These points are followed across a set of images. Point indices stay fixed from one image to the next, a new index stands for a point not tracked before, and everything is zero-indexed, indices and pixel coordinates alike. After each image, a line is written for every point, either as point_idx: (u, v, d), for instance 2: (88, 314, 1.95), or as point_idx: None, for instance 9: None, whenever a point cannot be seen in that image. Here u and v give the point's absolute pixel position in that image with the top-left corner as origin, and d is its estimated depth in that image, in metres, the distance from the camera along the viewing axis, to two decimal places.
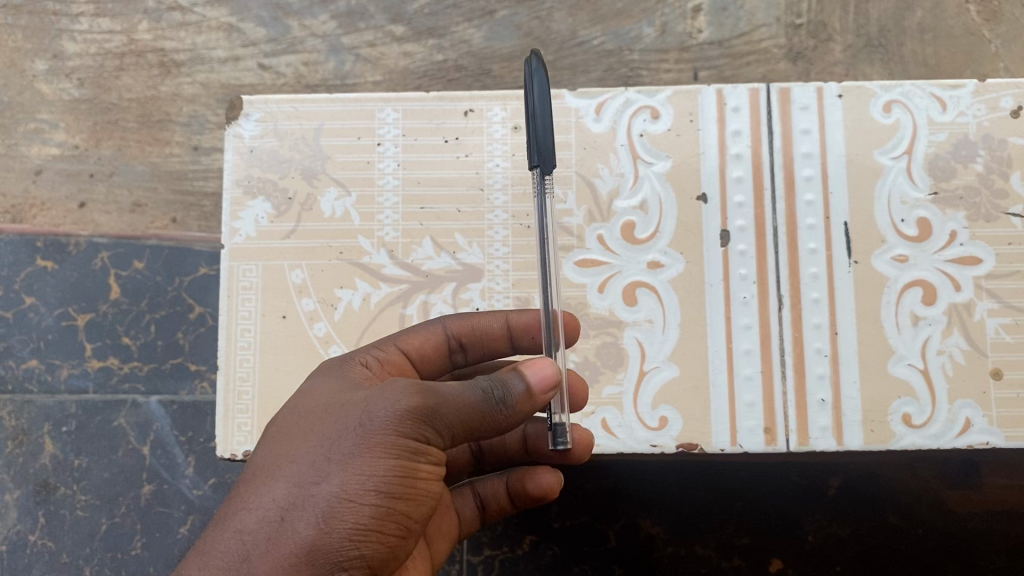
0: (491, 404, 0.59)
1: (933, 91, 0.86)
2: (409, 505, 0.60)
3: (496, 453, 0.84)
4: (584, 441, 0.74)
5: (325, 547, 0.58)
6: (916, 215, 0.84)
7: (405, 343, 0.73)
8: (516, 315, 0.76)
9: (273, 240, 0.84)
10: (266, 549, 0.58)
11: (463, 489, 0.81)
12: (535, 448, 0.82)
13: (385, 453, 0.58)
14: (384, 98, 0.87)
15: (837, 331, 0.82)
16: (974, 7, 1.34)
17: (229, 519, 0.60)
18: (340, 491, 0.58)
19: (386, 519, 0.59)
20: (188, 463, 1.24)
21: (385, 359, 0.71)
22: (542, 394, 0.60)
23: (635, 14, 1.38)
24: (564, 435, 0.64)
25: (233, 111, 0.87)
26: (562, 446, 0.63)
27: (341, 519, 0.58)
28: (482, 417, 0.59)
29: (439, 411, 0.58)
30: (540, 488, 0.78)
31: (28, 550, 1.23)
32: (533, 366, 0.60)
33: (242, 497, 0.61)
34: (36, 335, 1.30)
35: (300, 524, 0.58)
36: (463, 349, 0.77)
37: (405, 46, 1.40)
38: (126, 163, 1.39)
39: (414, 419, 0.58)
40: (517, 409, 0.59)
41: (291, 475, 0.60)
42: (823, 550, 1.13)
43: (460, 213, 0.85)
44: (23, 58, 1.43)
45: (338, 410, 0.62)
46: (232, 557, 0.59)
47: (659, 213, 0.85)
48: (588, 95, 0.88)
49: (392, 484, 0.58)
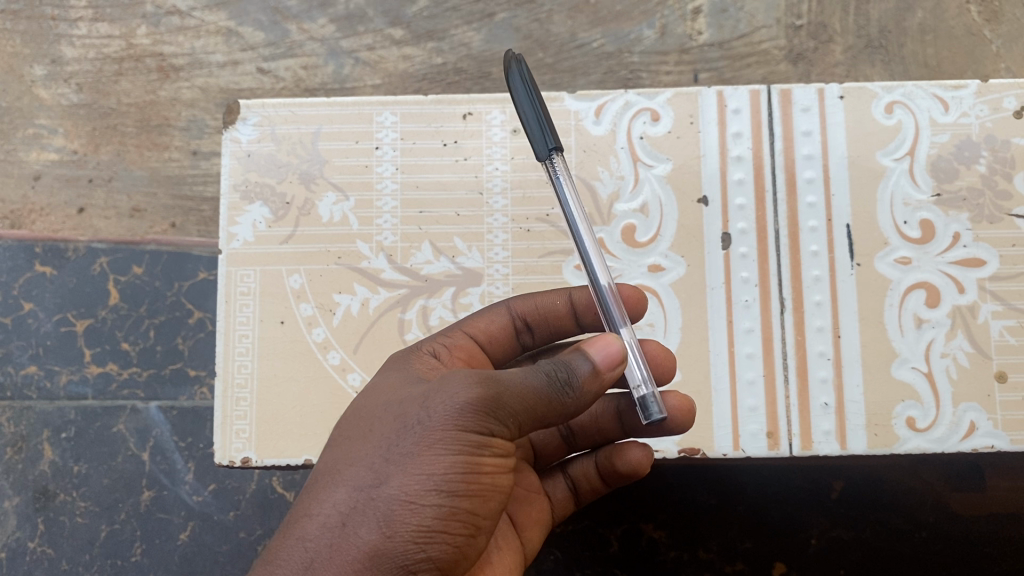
0: (556, 388, 0.58)
1: (935, 92, 0.85)
2: (474, 503, 0.58)
3: (587, 433, 0.80)
4: (682, 407, 0.71)
5: (389, 550, 0.57)
6: (919, 217, 0.83)
7: (472, 326, 0.73)
8: (579, 291, 0.75)
9: (271, 245, 0.84)
10: (330, 556, 0.57)
11: (554, 474, 0.81)
12: (630, 424, 0.78)
13: (444, 450, 0.57)
14: (382, 101, 0.86)
15: (840, 335, 0.81)
16: (974, 8, 1.34)
17: (293, 526, 0.60)
18: (400, 493, 0.57)
19: (450, 518, 0.57)
20: (188, 469, 1.24)
21: (453, 344, 0.71)
22: (609, 371, 0.59)
23: (635, 17, 1.38)
24: (656, 405, 0.62)
25: (230, 115, 0.86)
26: (658, 416, 0.61)
27: (403, 522, 0.57)
28: (548, 401, 0.58)
29: (501, 399, 0.57)
30: (629, 464, 0.75)
31: (27, 557, 1.22)
32: (597, 344, 0.60)
33: (304, 504, 0.61)
34: (34, 341, 1.30)
35: (362, 529, 0.58)
36: (530, 330, 0.76)
37: (404, 49, 1.40)
38: (125, 168, 1.38)
39: (474, 411, 0.57)
40: (585, 390, 0.59)
41: (351, 478, 0.60)
42: (828, 554, 1.12)
43: (459, 218, 0.84)
44: (23, 63, 1.43)
45: (398, 410, 0.61)
46: (295, 565, 0.58)
47: (660, 216, 0.84)
48: (588, 97, 0.87)
49: (454, 481, 0.57)
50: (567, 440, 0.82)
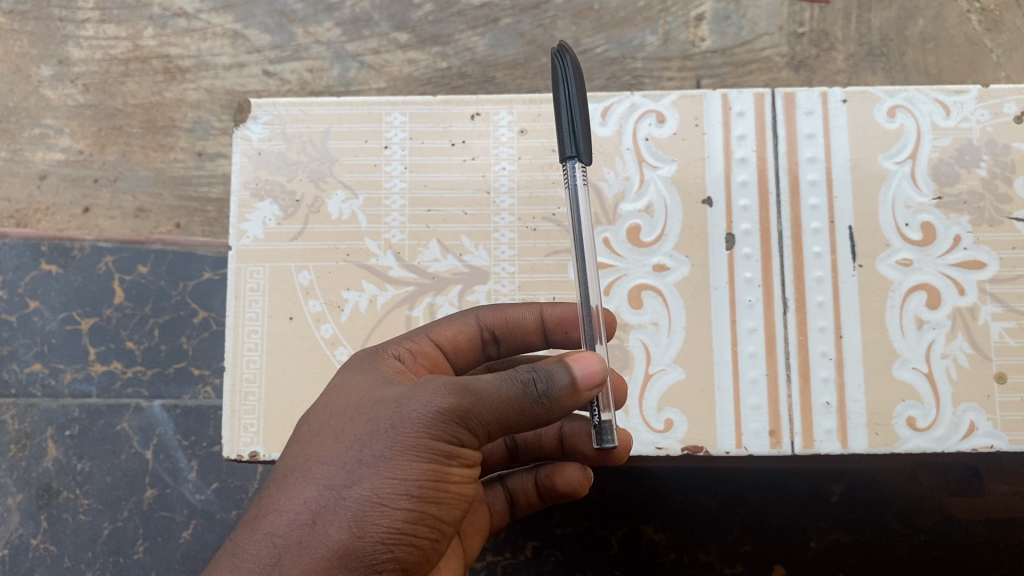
0: (530, 397, 0.58)
1: (936, 97, 0.87)
2: (441, 509, 0.60)
3: (531, 449, 0.83)
4: (624, 441, 0.71)
5: (358, 551, 0.58)
6: (921, 219, 0.84)
7: (438, 333, 0.73)
8: (550, 308, 0.75)
9: (280, 242, 0.85)
10: (299, 552, 0.58)
11: (494, 483, 0.82)
12: (572, 445, 0.80)
13: (416, 457, 0.58)
14: (391, 101, 0.88)
15: (842, 335, 0.82)
16: (975, 17, 1.36)
17: (260, 521, 0.60)
18: (371, 495, 0.58)
19: (418, 522, 0.59)
20: (191, 467, 1.24)
21: (417, 350, 0.71)
22: (587, 390, 0.59)
23: (638, 23, 1.39)
24: (611, 433, 0.63)
25: (241, 113, 0.87)
26: (610, 444, 0.63)
27: (373, 523, 0.58)
28: (522, 410, 0.58)
29: (474, 410, 0.58)
30: (569, 485, 0.77)
31: (29, 554, 1.22)
32: (580, 360, 0.59)
33: (271, 499, 0.61)
34: (39, 339, 1.30)
35: (332, 528, 0.58)
36: (496, 342, 0.76)
37: (409, 53, 1.41)
38: (130, 168, 1.40)
39: (448, 420, 0.58)
40: (561, 403, 0.58)
41: (322, 477, 0.60)
42: (826, 557, 1.13)
43: (467, 216, 0.85)
44: (29, 64, 1.44)
45: (370, 411, 0.61)
46: (263, 560, 0.58)
47: (664, 216, 0.85)
48: (594, 99, 0.88)
49: (424, 488, 0.59)
50: (512, 452, 0.84)
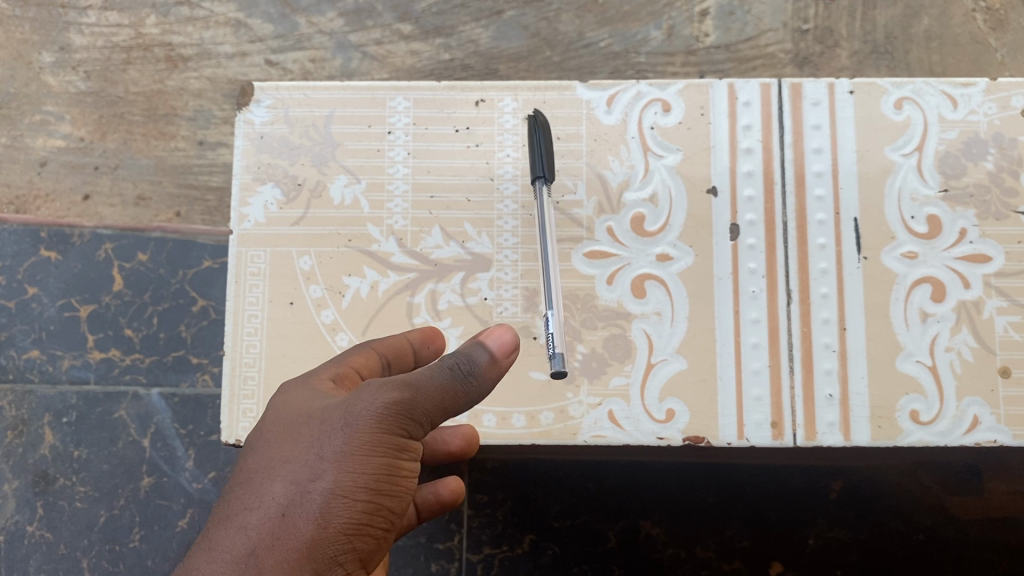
0: (460, 379, 0.61)
1: (944, 89, 0.86)
2: (396, 502, 0.60)
3: None
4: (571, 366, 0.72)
5: (322, 542, 0.58)
6: (927, 212, 0.84)
7: (379, 345, 0.70)
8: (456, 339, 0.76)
9: (282, 226, 0.84)
10: (266, 548, 0.58)
11: None
12: None
13: (371, 452, 0.58)
14: (395, 87, 0.87)
15: (845, 327, 0.82)
16: (980, 16, 1.35)
17: (224, 521, 0.59)
18: (331, 490, 0.58)
19: (376, 513, 0.59)
20: (188, 456, 1.24)
21: (357, 362, 0.68)
22: (504, 358, 0.64)
23: (642, 18, 1.39)
24: (563, 361, 0.73)
25: (244, 97, 0.87)
26: (560, 369, 0.72)
27: (334, 514, 0.58)
28: (454, 396, 0.60)
29: (416, 402, 0.59)
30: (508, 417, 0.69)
31: (25, 541, 1.21)
32: (493, 334, 0.63)
33: (234, 499, 0.60)
34: (38, 325, 1.29)
35: (296, 523, 0.58)
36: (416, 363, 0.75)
37: (412, 44, 1.41)
38: (131, 156, 1.39)
39: (395, 414, 0.58)
40: (485, 378, 0.62)
41: (281, 476, 0.60)
42: (825, 554, 1.12)
43: (470, 204, 0.85)
44: (30, 50, 1.44)
45: (322, 413, 0.61)
46: (230, 556, 0.58)
47: (669, 205, 0.85)
48: (600, 86, 0.87)
49: (381, 481, 0.59)
50: None
